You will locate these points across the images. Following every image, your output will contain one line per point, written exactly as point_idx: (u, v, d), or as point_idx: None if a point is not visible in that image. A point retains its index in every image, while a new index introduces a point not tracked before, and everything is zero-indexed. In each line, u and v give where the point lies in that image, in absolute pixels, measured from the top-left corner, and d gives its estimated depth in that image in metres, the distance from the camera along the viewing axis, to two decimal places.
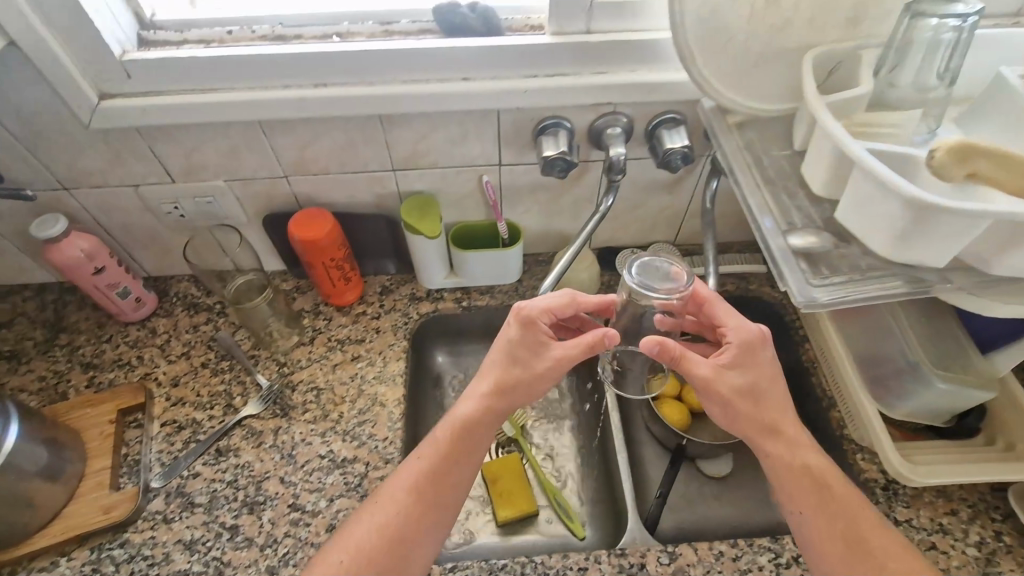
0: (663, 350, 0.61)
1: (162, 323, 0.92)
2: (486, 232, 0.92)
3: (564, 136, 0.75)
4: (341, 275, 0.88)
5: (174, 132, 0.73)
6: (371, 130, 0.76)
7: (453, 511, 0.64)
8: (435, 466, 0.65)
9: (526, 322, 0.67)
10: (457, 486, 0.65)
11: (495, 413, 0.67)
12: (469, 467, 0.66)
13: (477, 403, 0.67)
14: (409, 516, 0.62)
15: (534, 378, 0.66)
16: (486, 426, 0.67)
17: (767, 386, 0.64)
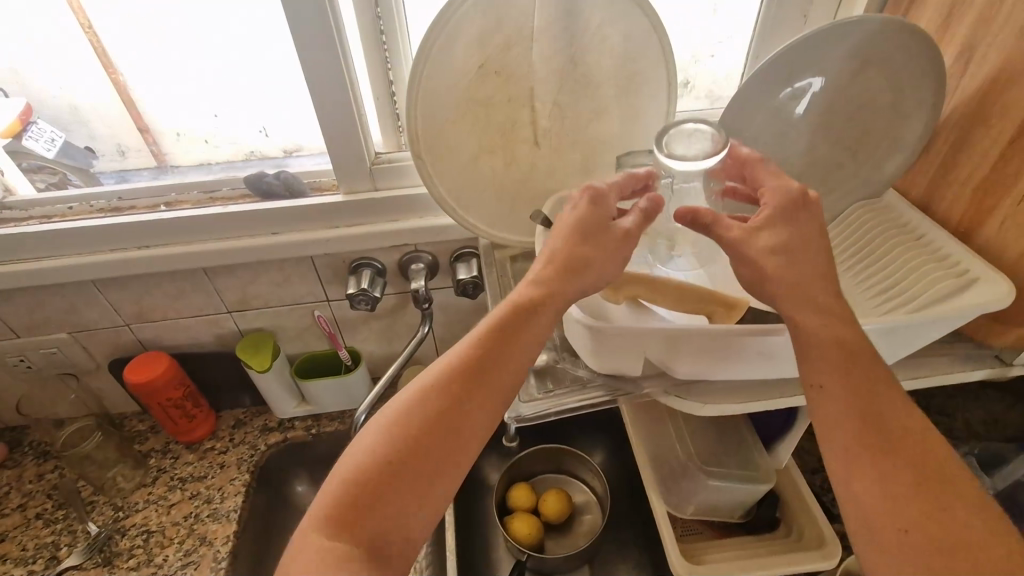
0: (695, 220, 0.52)
1: (6, 474, 0.93)
2: (332, 361, 0.98)
3: (368, 274, 0.85)
4: (184, 412, 0.92)
5: (14, 295, 0.82)
6: (198, 281, 0.85)
7: (466, 457, 0.50)
8: (448, 389, 0.50)
9: (598, 197, 0.56)
10: (472, 424, 0.50)
11: (561, 303, 0.53)
12: (490, 398, 0.51)
13: (531, 295, 0.53)
14: (411, 475, 0.47)
15: (581, 261, 0.54)
16: (507, 337, 0.52)
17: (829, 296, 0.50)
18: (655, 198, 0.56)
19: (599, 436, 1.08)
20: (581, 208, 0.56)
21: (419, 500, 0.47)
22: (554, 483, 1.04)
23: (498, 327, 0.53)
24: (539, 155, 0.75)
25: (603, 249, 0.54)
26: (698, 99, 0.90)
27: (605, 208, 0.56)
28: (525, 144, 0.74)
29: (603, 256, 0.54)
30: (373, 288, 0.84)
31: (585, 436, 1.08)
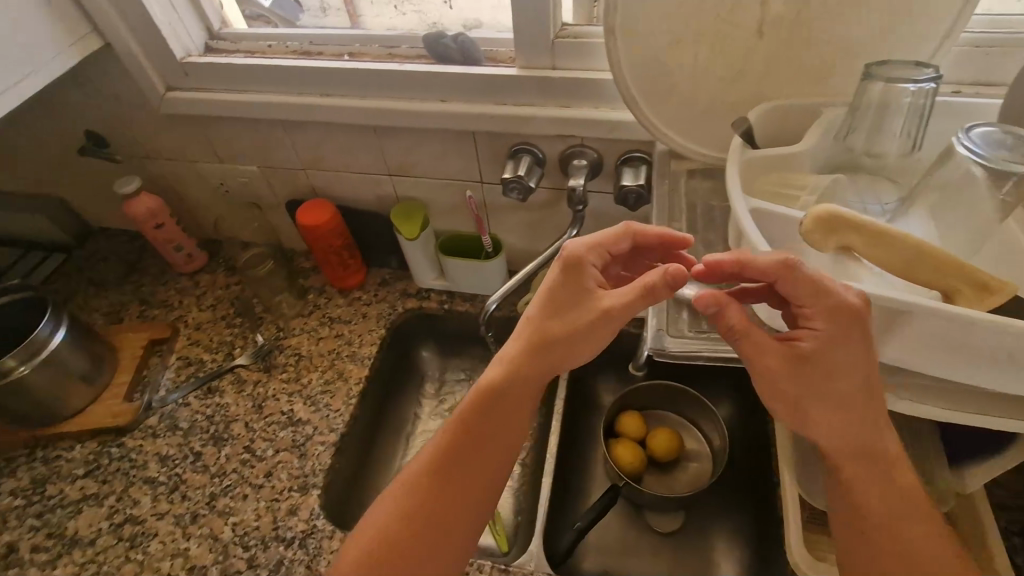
0: (721, 312, 0.49)
1: (205, 278, 1.10)
2: (474, 245, 0.98)
3: (527, 161, 0.79)
4: (342, 260, 1.00)
5: (219, 122, 0.90)
6: (368, 138, 0.86)
7: (473, 506, 0.56)
8: (453, 450, 0.58)
9: (570, 264, 0.58)
10: (470, 475, 0.57)
11: (538, 372, 0.59)
12: (480, 452, 0.58)
13: (504, 368, 0.59)
14: (415, 536, 0.54)
15: (559, 338, 0.58)
16: (484, 400, 0.59)
17: (836, 349, 0.46)
18: (675, 266, 0.52)
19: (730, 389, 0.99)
20: (549, 289, 0.59)
21: (430, 553, 0.54)
22: (663, 422, 0.99)
23: (477, 396, 0.60)
24: (757, 50, 0.61)
25: (582, 321, 0.57)
26: (1001, 2, 0.66)
27: (579, 282, 0.58)
28: (744, 32, 0.60)
29: (576, 347, 0.58)
30: (530, 177, 0.79)
31: (714, 384, 0.99)
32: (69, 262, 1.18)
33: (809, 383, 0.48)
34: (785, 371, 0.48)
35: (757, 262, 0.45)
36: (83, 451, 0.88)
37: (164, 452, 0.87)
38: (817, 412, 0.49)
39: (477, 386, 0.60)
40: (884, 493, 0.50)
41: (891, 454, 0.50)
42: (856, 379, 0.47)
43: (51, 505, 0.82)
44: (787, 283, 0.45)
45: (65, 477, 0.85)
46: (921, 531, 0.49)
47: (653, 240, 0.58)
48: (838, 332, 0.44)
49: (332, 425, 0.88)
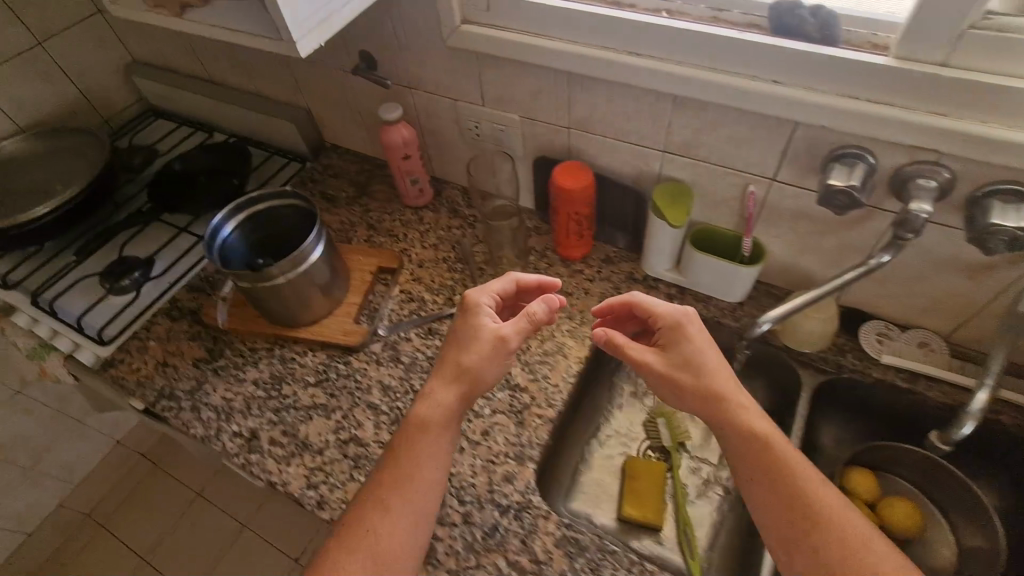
0: (610, 342, 0.74)
1: (429, 215, 1.11)
2: (731, 245, 0.88)
3: (862, 170, 0.67)
4: (578, 230, 0.94)
5: (500, 63, 0.85)
6: (660, 109, 0.77)
7: (429, 484, 0.69)
8: (403, 471, 0.69)
9: (470, 306, 0.77)
10: (429, 461, 0.70)
11: (449, 411, 0.72)
12: (430, 449, 0.70)
13: (429, 401, 0.73)
14: (413, 500, 0.67)
15: (478, 370, 0.73)
16: (435, 424, 0.72)
17: (685, 345, 0.72)
18: (557, 298, 0.76)
19: (997, 476, 0.83)
20: (456, 331, 0.77)
21: (422, 509, 0.67)
22: (898, 489, 0.85)
23: (413, 428, 0.72)
24: None
25: (486, 356, 0.73)
26: None
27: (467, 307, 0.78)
28: None
29: (488, 364, 0.73)
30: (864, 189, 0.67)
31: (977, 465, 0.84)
32: (305, 173, 1.24)
33: (681, 388, 0.70)
34: (687, 372, 0.70)
35: (660, 308, 0.75)
36: (315, 360, 0.93)
37: (387, 382, 0.89)
38: (734, 438, 0.66)
39: (425, 413, 0.72)
40: (780, 486, 0.61)
41: (758, 423, 0.66)
42: (726, 398, 0.68)
43: (287, 404, 0.88)
44: (671, 329, 0.73)
45: (299, 381, 0.90)
46: (783, 482, 0.61)
47: (530, 283, 0.82)
48: (675, 335, 0.73)
49: (550, 400, 0.85)
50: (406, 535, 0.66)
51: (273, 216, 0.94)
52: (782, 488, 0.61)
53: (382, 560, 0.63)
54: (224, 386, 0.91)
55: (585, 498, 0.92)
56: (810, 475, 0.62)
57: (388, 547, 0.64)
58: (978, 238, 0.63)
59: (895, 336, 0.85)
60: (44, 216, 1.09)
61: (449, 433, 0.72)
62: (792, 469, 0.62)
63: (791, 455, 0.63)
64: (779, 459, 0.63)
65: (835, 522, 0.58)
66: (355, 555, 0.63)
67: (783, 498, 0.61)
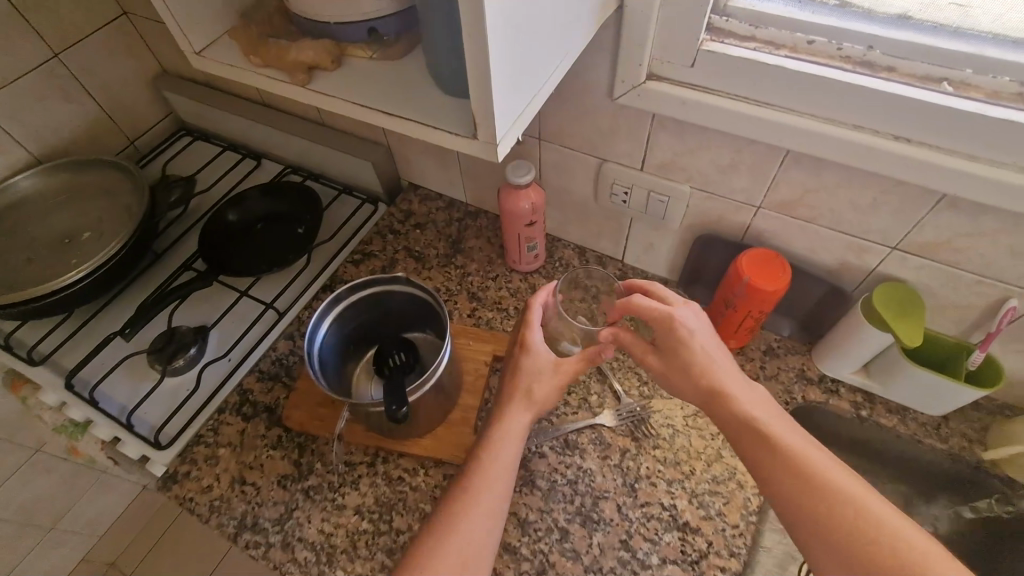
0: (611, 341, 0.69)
1: (542, 283, 0.94)
2: (951, 355, 0.72)
3: None
4: (750, 327, 0.77)
5: (687, 128, 0.67)
6: (915, 205, 0.60)
7: (498, 499, 0.61)
8: (477, 480, 0.61)
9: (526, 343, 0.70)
10: (495, 476, 0.62)
11: (511, 428, 0.66)
12: (480, 475, 0.62)
13: (500, 414, 0.67)
14: (481, 517, 0.59)
15: (544, 396, 0.68)
16: (517, 437, 0.66)
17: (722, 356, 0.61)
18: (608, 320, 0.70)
19: None
20: (513, 361, 0.71)
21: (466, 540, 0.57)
22: None
23: (495, 440, 0.65)
24: None
25: (549, 384, 0.68)
26: None
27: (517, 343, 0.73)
28: None
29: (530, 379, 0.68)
30: None
31: None
32: (383, 221, 1.06)
33: (695, 385, 0.62)
34: (697, 384, 0.61)
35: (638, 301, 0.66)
36: (428, 482, 0.76)
37: (523, 515, 0.73)
38: (730, 419, 0.58)
39: (507, 427, 0.66)
40: (777, 465, 0.53)
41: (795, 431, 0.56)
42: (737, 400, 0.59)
43: (402, 543, 0.72)
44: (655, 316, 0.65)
45: (413, 512, 0.74)
46: (780, 463, 0.53)
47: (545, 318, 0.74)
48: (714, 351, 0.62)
49: (732, 548, 0.69)
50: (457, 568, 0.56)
51: (387, 304, 0.78)
52: (773, 474, 0.53)
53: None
54: (320, 515, 0.74)
55: None
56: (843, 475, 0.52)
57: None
58: None
59: None
60: (79, 281, 0.90)
61: (519, 448, 0.65)
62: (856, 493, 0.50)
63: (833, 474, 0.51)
64: (781, 442, 0.54)
65: (822, 509, 0.50)
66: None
67: (789, 477, 0.52)
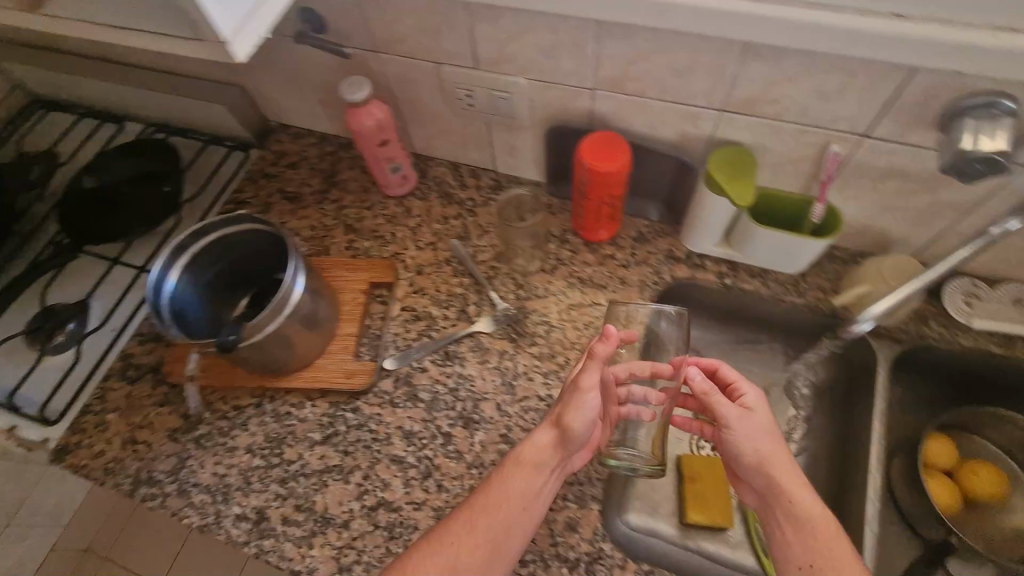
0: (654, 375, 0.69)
1: (417, 205, 0.92)
2: (797, 211, 0.73)
3: (1006, 125, 0.52)
4: (609, 213, 0.78)
5: (502, 13, 0.64)
6: (725, 61, 0.59)
7: (508, 522, 0.64)
8: (507, 509, 0.65)
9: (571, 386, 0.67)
10: (514, 495, 0.65)
11: (525, 455, 0.67)
12: (500, 500, 0.65)
13: (536, 447, 0.67)
14: (499, 542, 0.63)
15: (570, 423, 0.65)
16: (535, 464, 0.67)
17: (768, 440, 0.66)
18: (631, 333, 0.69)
19: None
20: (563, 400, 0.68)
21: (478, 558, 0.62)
22: (984, 452, 0.80)
23: (513, 460, 0.67)
24: None
25: (570, 400, 0.67)
26: None
27: (583, 389, 0.65)
28: None
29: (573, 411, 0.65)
30: (1011, 153, 0.52)
31: None
32: (253, 165, 1.01)
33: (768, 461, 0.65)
34: (758, 458, 0.66)
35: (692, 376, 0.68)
36: (316, 412, 0.78)
37: (408, 427, 0.75)
38: (762, 453, 0.66)
39: (526, 451, 0.67)
40: (794, 505, 0.63)
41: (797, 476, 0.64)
42: (791, 474, 0.64)
43: (294, 471, 0.74)
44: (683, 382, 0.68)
45: (303, 441, 0.76)
46: (776, 494, 0.64)
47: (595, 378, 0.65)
48: (774, 440, 0.67)
49: (604, 424, 0.73)
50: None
51: (227, 244, 0.74)
52: (801, 510, 0.62)
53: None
54: (213, 460, 0.76)
55: (645, 509, 0.83)
56: (831, 527, 0.61)
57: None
58: None
59: (985, 296, 0.74)
60: None
61: (532, 480, 0.66)
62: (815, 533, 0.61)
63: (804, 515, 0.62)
64: (789, 476, 0.64)
65: (805, 526, 0.62)
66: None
67: (792, 514, 0.63)
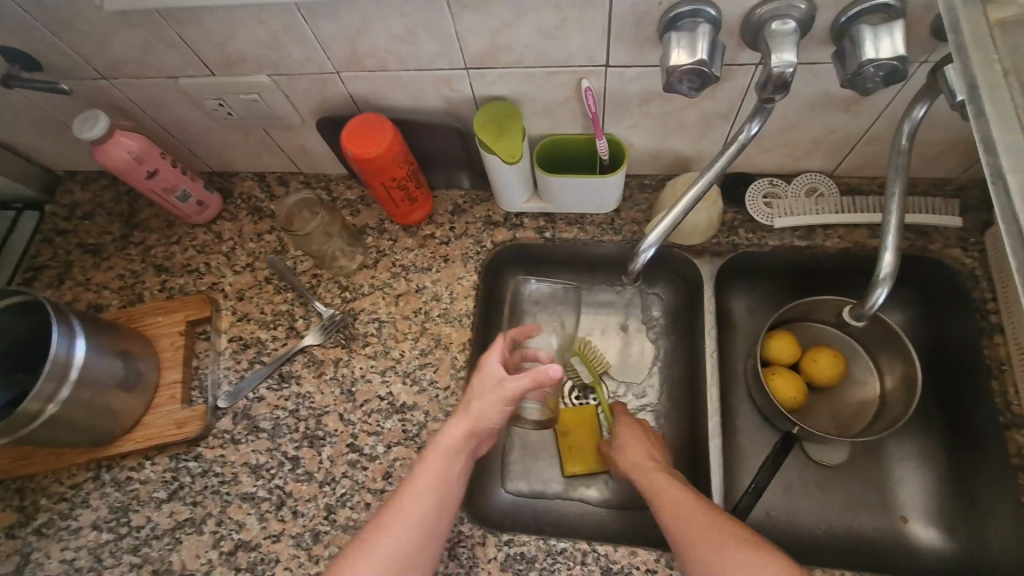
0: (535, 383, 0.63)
1: (227, 228, 0.87)
2: (586, 150, 0.72)
3: (705, 32, 0.51)
4: (405, 195, 0.74)
5: (200, 15, 0.59)
6: (436, 18, 0.56)
7: (433, 515, 0.59)
8: (431, 502, 0.59)
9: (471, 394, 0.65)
10: (433, 482, 0.60)
11: (443, 449, 0.62)
12: (424, 487, 0.60)
13: (456, 433, 0.62)
14: (435, 525, 0.59)
15: (483, 413, 0.63)
16: (457, 450, 0.62)
17: (640, 458, 0.68)
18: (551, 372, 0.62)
19: (905, 294, 0.78)
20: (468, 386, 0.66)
21: (419, 546, 0.58)
22: (824, 338, 0.83)
23: (432, 450, 0.62)
24: None
25: (488, 402, 0.63)
26: None
27: (513, 398, 0.63)
28: None
29: (494, 411, 0.63)
30: (715, 61, 0.51)
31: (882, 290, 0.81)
32: (46, 225, 0.93)
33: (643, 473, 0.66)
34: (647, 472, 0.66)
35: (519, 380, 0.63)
36: (157, 469, 0.74)
37: (254, 461, 0.73)
38: (668, 486, 0.63)
39: (445, 439, 0.62)
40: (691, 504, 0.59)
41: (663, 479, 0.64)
42: (662, 481, 0.63)
43: (144, 536, 0.71)
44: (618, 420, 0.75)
45: (149, 503, 0.73)
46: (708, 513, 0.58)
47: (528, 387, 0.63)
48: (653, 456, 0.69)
49: (447, 409, 0.72)
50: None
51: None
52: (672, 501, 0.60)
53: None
54: (59, 545, 0.72)
55: (527, 475, 0.82)
56: (695, 505, 0.59)
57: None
58: (847, 80, 0.51)
59: (783, 193, 0.76)
60: None
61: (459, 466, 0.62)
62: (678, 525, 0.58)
63: (672, 508, 0.60)
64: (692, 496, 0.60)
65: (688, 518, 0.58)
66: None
67: (709, 515, 0.57)
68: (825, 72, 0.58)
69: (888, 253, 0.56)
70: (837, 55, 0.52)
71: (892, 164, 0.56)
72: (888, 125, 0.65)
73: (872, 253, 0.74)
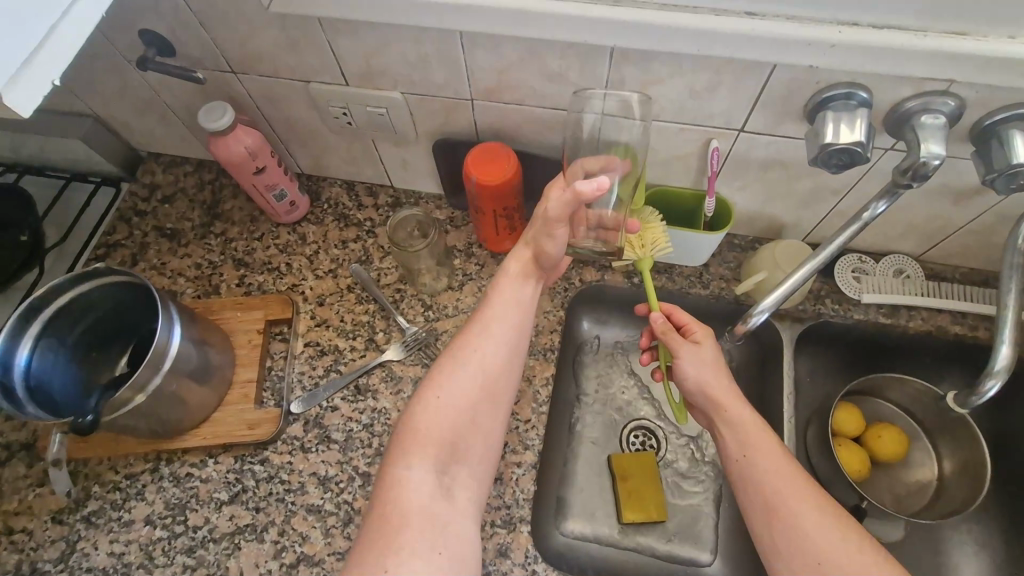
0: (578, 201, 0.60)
1: (312, 231, 0.87)
2: (692, 205, 0.74)
3: (862, 117, 0.54)
4: (509, 224, 0.75)
5: (358, 29, 0.60)
6: (593, 65, 0.58)
7: (510, 335, 0.65)
8: (503, 324, 0.65)
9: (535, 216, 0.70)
10: (507, 308, 0.66)
11: (508, 275, 0.68)
12: (500, 312, 0.66)
13: (518, 264, 0.69)
14: (512, 351, 0.64)
15: (542, 243, 0.66)
16: (524, 277, 0.69)
17: (729, 385, 0.67)
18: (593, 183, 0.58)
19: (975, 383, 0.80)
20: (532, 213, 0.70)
21: (501, 367, 0.63)
22: (888, 415, 0.84)
23: (497, 282, 0.68)
24: None
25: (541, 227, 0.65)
26: None
27: (561, 218, 0.63)
28: None
29: (546, 237, 0.65)
30: (869, 143, 0.54)
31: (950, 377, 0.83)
32: (124, 203, 0.92)
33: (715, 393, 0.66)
34: (723, 395, 0.66)
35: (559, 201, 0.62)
36: (219, 469, 0.72)
37: (323, 472, 0.71)
38: (750, 425, 0.63)
39: (511, 268, 0.68)
40: (781, 461, 0.60)
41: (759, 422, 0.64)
42: (745, 411, 0.65)
43: (201, 538, 0.68)
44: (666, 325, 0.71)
45: (208, 503, 0.70)
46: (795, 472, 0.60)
47: (595, 170, 0.62)
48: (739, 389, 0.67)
49: (526, 441, 0.72)
50: (485, 393, 0.62)
51: (93, 299, 0.66)
52: (766, 454, 0.61)
53: (456, 444, 0.59)
54: (107, 538, 0.69)
55: (584, 517, 0.81)
56: (791, 467, 0.60)
57: (439, 433, 0.58)
58: (988, 179, 0.54)
59: (870, 270, 0.78)
60: None
61: (527, 294, 0.68)
62: (775, 482, 0.59)
63: (770, 463, 0.60)
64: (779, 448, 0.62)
65: (783, 479, 0.59)
66: (427, 436, 0.58)
67: (799, 476, 0.59)
68: (949, 167, 0.61)
69: (1004, 346, 0.59)
70: (980, 153, 0.55)
71: (1008, 260, 0.59)
72: (991, 221, 0.68)
73: (951, 339, 0.77)
